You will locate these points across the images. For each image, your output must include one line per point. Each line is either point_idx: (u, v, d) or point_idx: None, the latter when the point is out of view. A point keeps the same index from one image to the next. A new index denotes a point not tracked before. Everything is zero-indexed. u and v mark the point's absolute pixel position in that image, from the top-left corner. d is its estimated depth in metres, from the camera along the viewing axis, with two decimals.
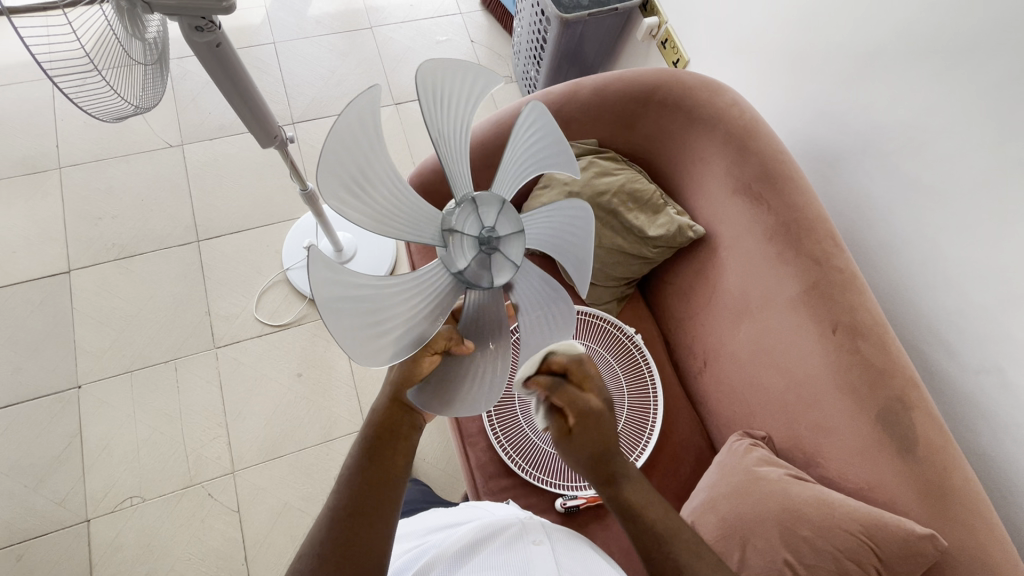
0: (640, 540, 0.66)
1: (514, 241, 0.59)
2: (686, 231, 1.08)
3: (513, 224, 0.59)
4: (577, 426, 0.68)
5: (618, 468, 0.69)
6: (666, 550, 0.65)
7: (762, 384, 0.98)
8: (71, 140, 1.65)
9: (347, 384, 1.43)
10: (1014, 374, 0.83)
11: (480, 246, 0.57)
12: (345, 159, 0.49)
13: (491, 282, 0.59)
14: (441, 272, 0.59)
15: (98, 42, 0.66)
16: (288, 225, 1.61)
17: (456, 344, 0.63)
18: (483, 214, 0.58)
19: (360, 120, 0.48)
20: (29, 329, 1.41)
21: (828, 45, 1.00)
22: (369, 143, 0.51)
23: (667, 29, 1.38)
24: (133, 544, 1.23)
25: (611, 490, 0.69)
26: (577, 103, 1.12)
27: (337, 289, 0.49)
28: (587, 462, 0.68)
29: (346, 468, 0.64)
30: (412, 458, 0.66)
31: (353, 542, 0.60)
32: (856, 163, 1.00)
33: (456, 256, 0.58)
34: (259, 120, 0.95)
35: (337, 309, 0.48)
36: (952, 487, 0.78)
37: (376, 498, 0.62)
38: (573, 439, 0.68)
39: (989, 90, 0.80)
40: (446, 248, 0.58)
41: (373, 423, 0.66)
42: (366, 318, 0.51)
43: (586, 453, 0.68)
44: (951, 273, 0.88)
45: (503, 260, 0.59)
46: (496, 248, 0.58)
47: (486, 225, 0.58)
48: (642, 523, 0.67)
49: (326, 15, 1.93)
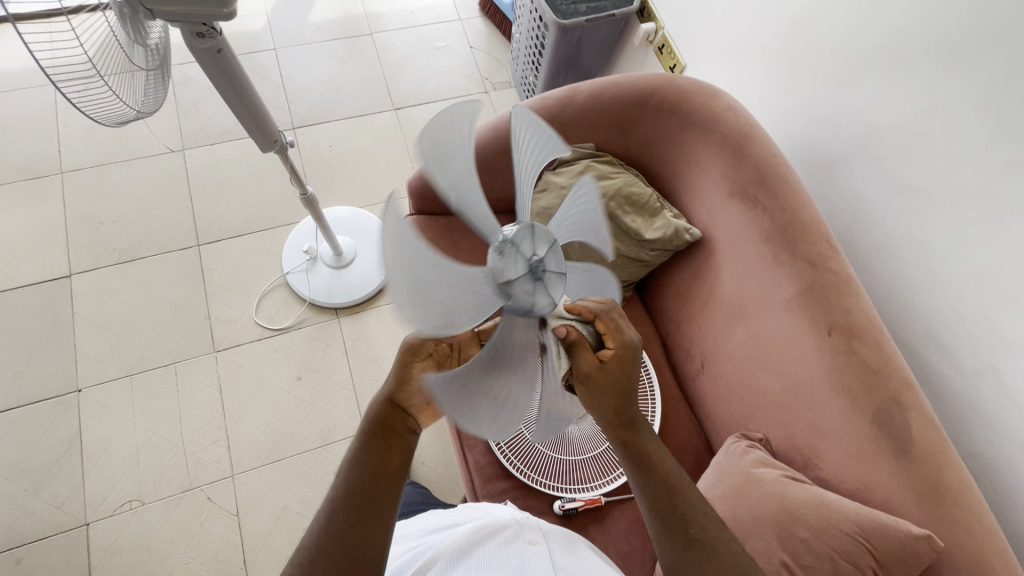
0: (655, 493, 0.66)
1: (558, 281, 0.58)
2: (683, 233, 1.09)
3: (557, 256, 0.58)
4: (614, 360, 0.63)
5: (637, 418, 0.67)
6: (674, 503, 0.65)
7: (759, 386, 0.99)
8: (73, 145, 1.66)
9: (346, 388, 1.43)
10: (1009, 375, 0.83)
11: (530, 269, 0.55)
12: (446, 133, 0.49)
13: (529, 310, 0.56)
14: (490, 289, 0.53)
15: (101, 48, 0.67)
16: (288, 229, 1.62)
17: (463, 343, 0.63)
18: (533, 242, 0.56)
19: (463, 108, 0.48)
20: (30, 332, 1.42)
21: (823, 50, 1.01)
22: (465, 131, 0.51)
23: (663, 35, 1.39)
24: (133, 547, 1.23)
25: (630, 440, 0.67)
26: (574, 108, 1.13)
27: (409, 238, 0.43)
28: (611, 401, 0.64)
29: (344, 459, 0.66)
30: (410, 456, 0.68)
31: (352, 533, 0.61)
32: (851, 167, 1.01)
33: (507, 269, 0.54)
34: (260, 125, 0.96)
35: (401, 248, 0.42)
36: (948, 486, 0.79)
37: (376, 492, 0.63)
38: (606, 371, 0.63)
39: (979, 93, 0.81)
40: (501, 257, 0.54)
41: (370, 420, 0.67)
42: (425, 281, 0.45)
43: (612, 393, 0.64)
44: (946, 274, 0.89)
45: (545, 288, 0.56)
46: (543, 278, 0.56)
47: (538, 254, 0.56)
48: (656, 479, 0.67)
49: (326, 20, 1.94)
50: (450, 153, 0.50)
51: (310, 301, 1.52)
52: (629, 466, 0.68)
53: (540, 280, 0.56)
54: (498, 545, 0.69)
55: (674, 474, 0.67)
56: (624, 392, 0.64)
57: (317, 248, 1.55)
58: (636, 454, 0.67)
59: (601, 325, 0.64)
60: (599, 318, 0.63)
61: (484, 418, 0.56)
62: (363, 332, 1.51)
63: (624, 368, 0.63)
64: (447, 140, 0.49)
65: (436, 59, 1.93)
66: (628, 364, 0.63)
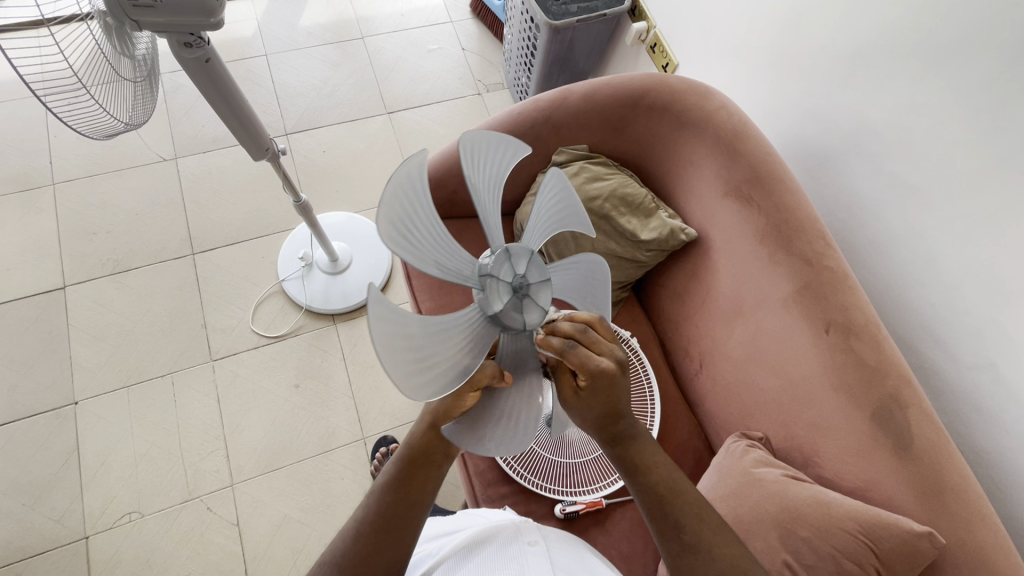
0: (649, 501, 0.65)
1: (544, 289, 0.61)
2: (678, 233, 1.09)
3: (541, 273, 0.61)
4: (589, 388, 0.59)
5: (627, 429, 0.65)
6: (666, 509, 0.65)
7: (758, 384, 0.98)
8: (64, 156, 1.65)
9: (346, 394, 1.43)
10: (1007, 369, 0.83)
11: (514, 291, 0.59)
12: (482, 146, 0.59)
13: (523, 325, 0.59)
14: (474, 313, 0.58)
15: (86, 61, 0.66)
16: (283, 235, 1.61)
17: (497, 380, 0.60)
18: (515, 263, 0.60)
19: (508, 144, 0.62)
20: (25, 346, 1.41)
21: (815, 46, 1.01)
22: (493, 154, 0.61)
23: (655, 34, 1.39)
24: (133, 560, 1.22)
25: (620, 450, 0.66)
26: (566, 109, 1.13)
27: (416, 181, 0.53)
28: (598, 423, 0.63)
29: (377, 481, 0.66)
30: (439, 487, 0.67)
31: (375, 555, 0.60)
32: (846, 163, 1.00)
33: (492, 299, 0.58)
34: (250, 134, 0.96)
35: (407, 179, 0.51)
36: (949, 483, 0.78)
37: (403, 521, 0.63)
38: (582, 399, 0.61)
39: (971, 88, 0.81)
40: (483, 290, 0.58)
41: (409, 447, 0.66)
42: (400, 216, 0.52)
43: (595, 413, 0.62)
44: (942, 268, 0.89)
45: (534, 304, 0.59)
46: (527, 294, 0.59)
47: (518, 273, 0.60)
48: (647, 485, 0.66)
49: (317, 25, 1.94)
50: (477, 165, 0.59)
51: (307, 307, 1.51)
52: (622, 473, 0.67)
53: (523, 300, 0.59)
54: (499, 546, 0.68)
55: (667, 479, 0.66)
56: (609, 410, 0.62)
57: (313, 254, 1.55)
58: (626, 461, 0.66)
59: (570, 362, 0.59)
60: (565, 355, 0.58)
61: (405, 372, 0.48)
62: (360, 338, 1.50)
63: (601, 394, 0.60)
64: (479, 154, 0.59)
65: (428, 62, 1.92)
66: (604, 391, 0.60)
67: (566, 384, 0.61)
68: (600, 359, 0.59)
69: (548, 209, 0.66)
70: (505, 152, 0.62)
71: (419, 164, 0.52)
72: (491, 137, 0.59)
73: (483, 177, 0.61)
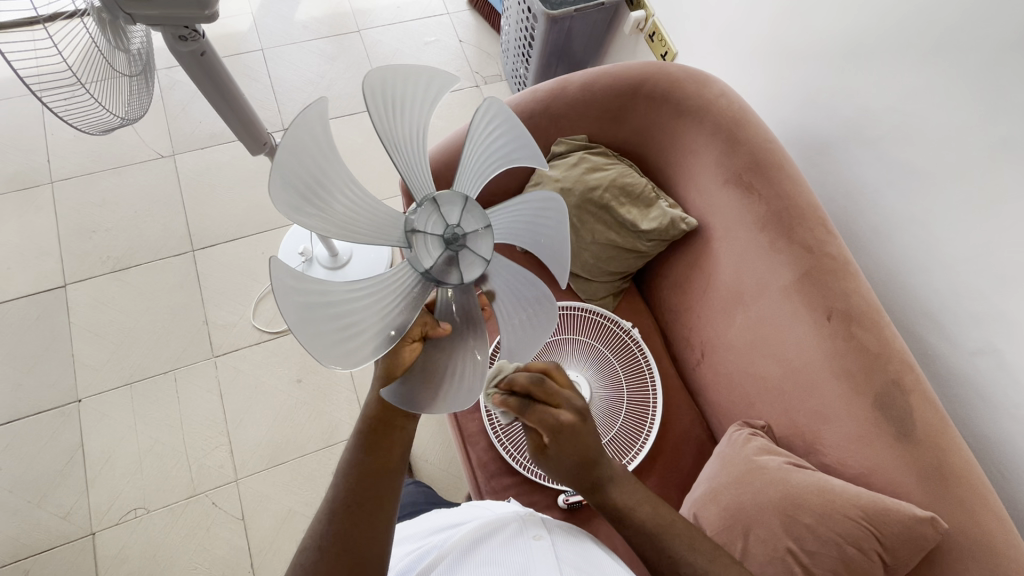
0: (643, 542, 0.68)
1: (483, 236, 0.59)
2: (679, 223, 1.08)
3: (480, 220, 0.60)
4: (552, 446, 0.67)
5: (605, 476, 0.70)
6: (661, 546, 0.67)
7: (759, 372, 0.98)
8: (61, 154, 1.64)
9: (347, 389, 1.43)
10: (1009, 354, 0.82)
11: (447, 244, 0.57)
12: (394, 84, 0.54)
13: (460, 279, 0.59)
14: (405, 271, 0.57)
15: (82, 55, 0.66)
16: (283, 231, 1.61)
17: (433, 327, 0.61)
18: (446, 213, 0.58)
19: (422, 73, 0.55)
20: (27, 345, 1.41)
21: (815, 33, 1.00)
22: (410, 93, 0.56)
23: (654, 22, 1.37)
24: (139, 555, 1.23)
25: (598, 497, 0.71)
26: (566, 98, 1.12)
27: (314, 145, 0.49)
28: (572, 473, 0.69)
29: (341, 459, 0.65)
30: (408, 448, 0.66)
31: (351, 536, 0.61)
32: (845, 151, 1.00)
33: (422, 256, 0.57)
34: (247, 128, 0.95)
35: (303, 145, 0.48)
36: (951, 467, 0.78)
37: (376, 499, 0.63)
38: (551, 453, 0.69)
39: (975, 73, 0.80)
40: (412, 248, 0.57)
41: (367, 416, 0.65)
42: (308, 183, 0.49)
43: (569, 464, 0.68)
44: (943, 255, 0.89)
45: (471, 255, 0.59)
46: (463, 245, 0.58)
47: (451, 223, 0.58)
48: (635, 525, 0.69)
49: (314, 19, 1.92)
50: (393, 111, 0.55)
51: None
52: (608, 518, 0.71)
53: (456, 253, 0.58)
54: (501, 541, 0.68)
55: (656, 515, 0.69)
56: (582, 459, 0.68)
57: (313, 250, 1.55)
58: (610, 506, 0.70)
59: (530, 421, 0.67)
60: (524, 415, 0.67)
61: (330, 343, 0.47)
62: None
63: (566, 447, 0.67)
64: (392, 97, 0.55)
65: (426, 54, 1.91)
66: (566, 445, 0.67)
67: (535, 444, 0.70)
68: (557, 413, 0.67)
69: (485, 148, 0.64)
70: (428, 87, 0.57)
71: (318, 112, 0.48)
72: (405, 71, 0.54)
73: (405, 127, 0.57)
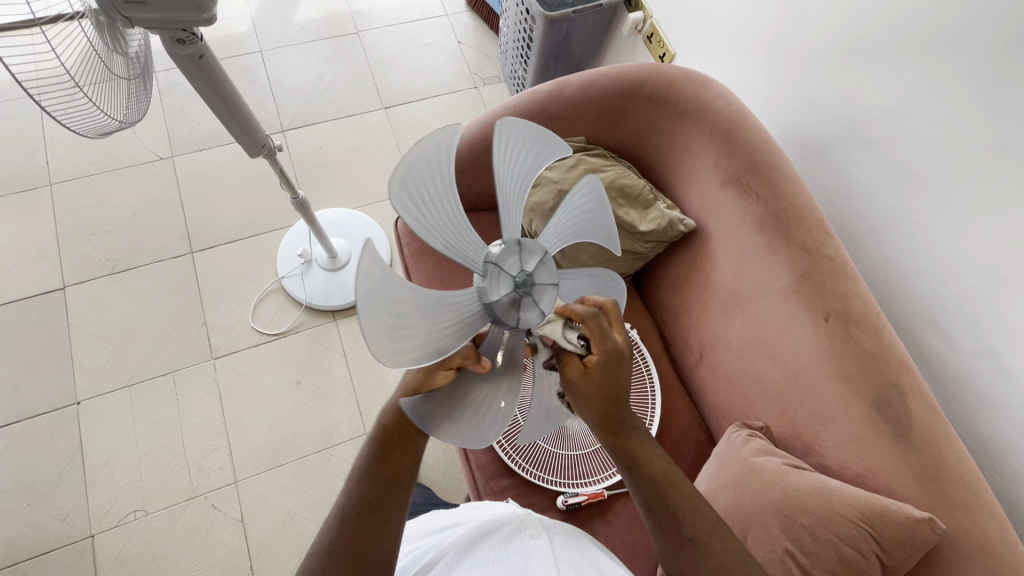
0: (649, 497, 0.66)
1: (549, 291, 0.58)
2: (677, 225, 1.09)
3: (552, 276, 0.59)
4: (598, 366, 0.61)
5: (627, 421, 0.67)
6: (667, 501, 0.66)
7: (758, 374, 0.98)
8: (60, 156, 1.64)
9: (346, 390, 1.43)
10: (1007, 355, 0.83)
11: (515, 285, 0.57)
12: (516, 137, 0.58)
13: (516, 323, 0.57)
14: (471, 298, 0.56)
15: (79, 59, 0.66)
16: (282, 233, 1.61)
17: (473, 364, 0.57)
18: (525, 258, 0.58)
19: (545, 138, 0.59)
20: (26, 347, 1.41)
21: (813, 34, 1.00)
22: (524, 148, 0.59)
23: (652, 24, 1.37)
24: (138, 557, 1.23)
25: (617, 440, 0.66)
26: (564, 101, 1.12)
27: (441, 158, 0.52)
28: (598, 413, 0.64)
29: (354, 466, 0.65)
30: (420, 460, 0.65)
31: (361, 541, 0.61)
32: (844, 151, 1.00)
33: (490, 288, 0.57)
34: (246, 131, 0.95)
35: (432, 153, 0.50)
36: (948, 467, 0.79)
37: (387, 508, 0.63)
38: (590, 377, 0.62)
39: (972, 75, 0.80)
40: (484, 278, 0.57)
41: (381, 427, 0.65)
42: (418, 183, 0.51)
43: (600, 399, 0.63)
44: (942, 256, 0.88)
45: (533, 303, 0.57)
46: (529, 293, 0.57)
47: (526, 269, 0.58)
48: (646, 479, 0.66)
49: (312, 20, 1.92)
50: (511, 156, 0.58)
51: (308, 305, 1.51)
52: (620, 466, 0.67)
53: (523, 297, 0.57)
54: (500, 540, 0.68)
55: (665, 472, 0.67)
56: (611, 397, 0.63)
57: (311, 251, 1.55)
58: (626, 452, 0.66)
59: (587, 331, 0.60)
60: (585, 322, 0.60)
61: (386, 332, 0.47)
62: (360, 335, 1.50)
63: (607, 373, 0.62)
64: (514, 145, 0.58)
65: (424, 56, 1.91)
66: (612, 370, 0.61)
67: (573, 365, 0.62)
68: (616, 336, 0.62)
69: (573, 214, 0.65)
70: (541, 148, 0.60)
71: (451, 136, 0.51)
72: (540, 130, 0.58)
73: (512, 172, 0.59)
